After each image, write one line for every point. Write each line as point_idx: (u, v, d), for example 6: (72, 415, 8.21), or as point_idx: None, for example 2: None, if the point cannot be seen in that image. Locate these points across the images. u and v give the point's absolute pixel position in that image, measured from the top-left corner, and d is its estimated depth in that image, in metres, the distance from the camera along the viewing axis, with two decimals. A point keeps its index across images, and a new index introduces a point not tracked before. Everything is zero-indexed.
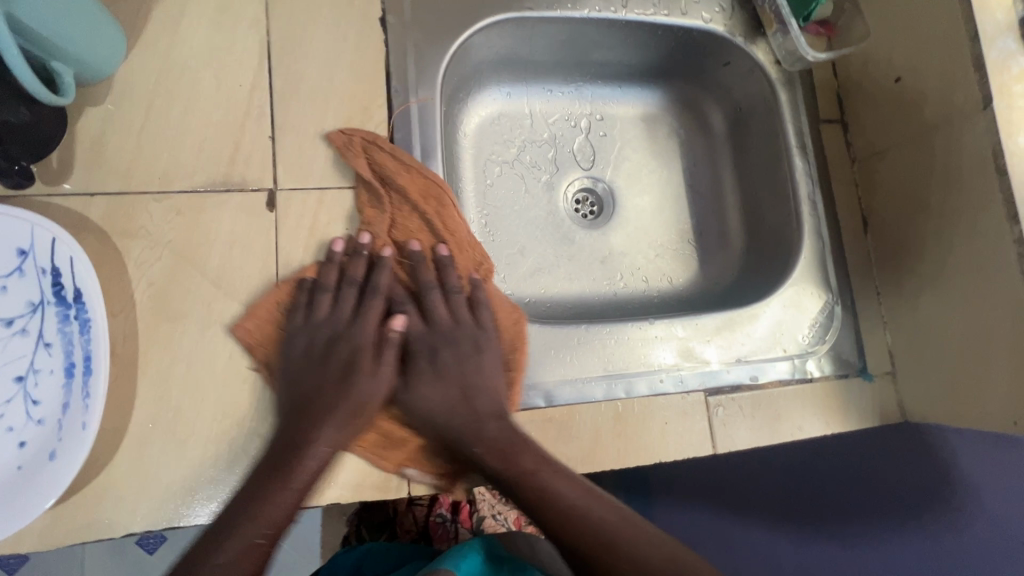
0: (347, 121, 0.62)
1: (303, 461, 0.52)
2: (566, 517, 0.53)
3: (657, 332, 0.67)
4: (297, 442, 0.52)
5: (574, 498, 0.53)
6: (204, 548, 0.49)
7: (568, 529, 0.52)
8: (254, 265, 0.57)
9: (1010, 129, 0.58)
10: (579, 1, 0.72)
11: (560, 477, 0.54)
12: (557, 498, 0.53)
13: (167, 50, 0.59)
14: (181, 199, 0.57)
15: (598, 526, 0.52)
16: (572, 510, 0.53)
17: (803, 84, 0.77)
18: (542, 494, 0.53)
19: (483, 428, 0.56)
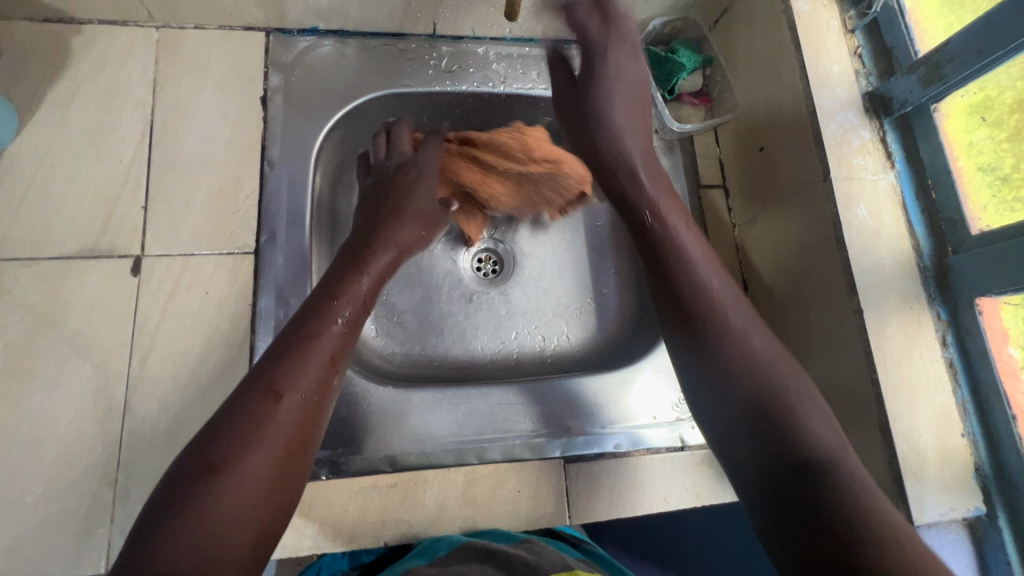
0: (219, 190, 0.67)
1: (318, 327, 0.52)
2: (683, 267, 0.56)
3: (517, 398, 0.67)
4: (339, 295, 0.56)
5: (706, 270, 0.56)
6: (263, 400, 0.46)
7: (737, 357, 0.50)
8: (112, 327, 0.60)
9: (848, 200, 0.59)
10: (457, 78, 0.77)
11: (710, 271, 0.56)
12: (699, 278, 0.55)
13: (56, 130, 0.65)
14: (49, 264, 0.61)
15: (736, 328, 0.52)
16: (715, 298, 0.54)
17: (684, 151, 0.79)
18: (677, 247, 0.58)
19: (680, 240, 0.58)
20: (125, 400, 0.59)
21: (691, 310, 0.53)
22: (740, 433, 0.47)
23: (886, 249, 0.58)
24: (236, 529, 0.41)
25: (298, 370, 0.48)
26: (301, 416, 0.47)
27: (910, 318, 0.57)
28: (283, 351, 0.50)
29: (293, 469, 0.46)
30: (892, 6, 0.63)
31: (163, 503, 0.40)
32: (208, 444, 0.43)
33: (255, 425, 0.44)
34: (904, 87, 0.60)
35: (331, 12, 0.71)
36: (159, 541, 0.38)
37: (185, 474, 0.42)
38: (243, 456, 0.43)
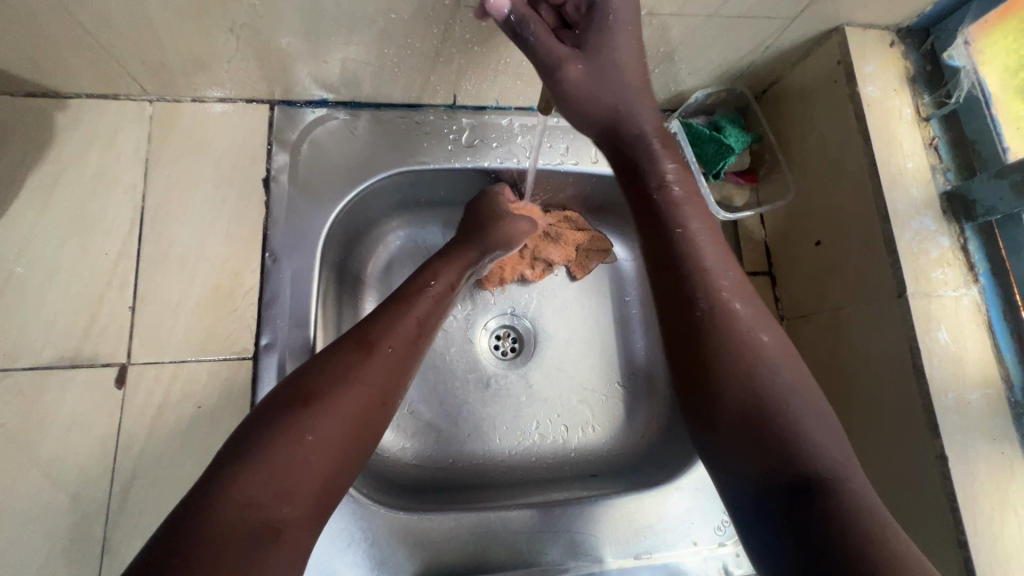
0: (216, 287, 0.60)
1: (414, 313, 0.55)
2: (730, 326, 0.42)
3: (544, 524, 0.60)
4: (450, 254, 0.64)
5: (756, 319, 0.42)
6: (368, 341, 0.50)
7: (739, 387, 0.40)
8: (92, 449, 0.54)
9: (927, 322, 0.52)
10: (478, 153, 0.70)
11: (756, 327, 0.42)
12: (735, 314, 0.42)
13: (36, 221, 0.59)
14: (22, 377, 0.54)
15: (802, 427, 0.38)
16: (763, 358, 0.40)
17: (727, 234, 0.72)
18: (735, 321, 0.42)
19: (759, 344, 0.41)
20: (105, 536, 0.52)
21: (732, 410, 0.39)
22: (788, 491, 0.36)
23: (971, 381, 0.51)
24: (304, 447, 0.41)
25: (402, 319, 0.53)
26: (363, 385, 0.46)
27: (1002, 466, 0.49)
28: (365, 333, 0.50)
29: (359, 442, 0.45)
30: (977, 94, 0.56)
31: (259, 426, 0.42)
32: (305, 376, 0.46)
33: (357, 374, 0.47)
34: (990, 192, 0.52)
35: (343, 85, 0.64)
36: (252, 450, 0.40)
37: (278, 399, 0.44)
38: (340, 387, 0.45)
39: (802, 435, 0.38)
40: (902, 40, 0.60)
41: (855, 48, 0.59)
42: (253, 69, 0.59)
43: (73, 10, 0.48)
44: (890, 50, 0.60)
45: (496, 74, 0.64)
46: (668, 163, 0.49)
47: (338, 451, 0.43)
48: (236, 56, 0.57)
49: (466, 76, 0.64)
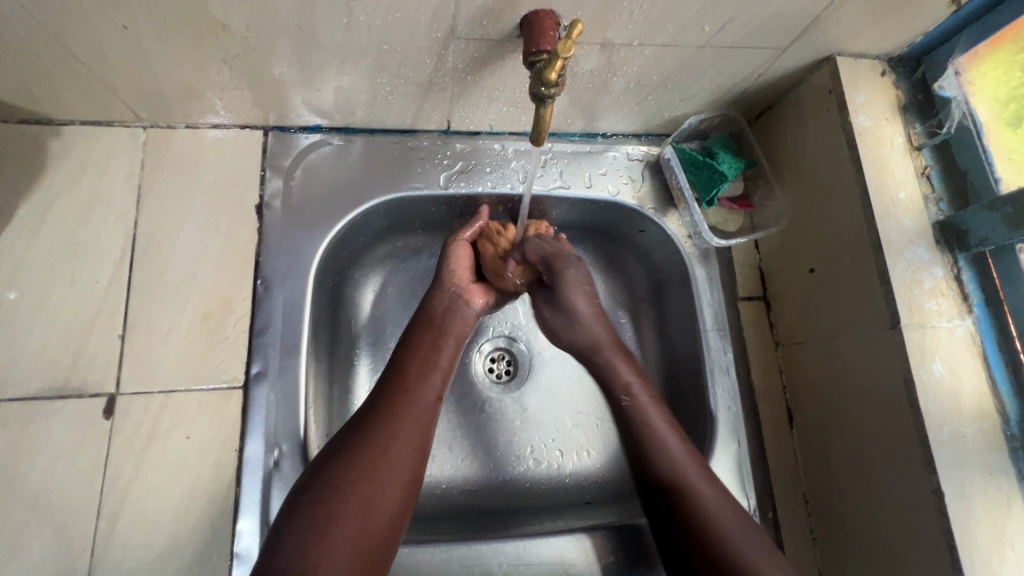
0: (206, 314, 0.60)
1: (411, 403, 0.54)
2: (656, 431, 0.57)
3: (538, 557, 0.59)
4: (443, 332, 0.62)
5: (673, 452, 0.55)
6: (370, 444, 0.50)
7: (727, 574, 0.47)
8: (78, 481, 0.53)
9: (921, 354, 0.52)
10: (472, 179, 0.70)
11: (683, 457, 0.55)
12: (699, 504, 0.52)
13: (27, 248, 0.58)
14: (10, 408, 0.54)
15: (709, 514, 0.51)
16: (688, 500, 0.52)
17: (721, 258, 0.72)
18: (657, 432, 0.57)
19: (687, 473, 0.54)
20: (89, 572, 0.51)
21: (678, 534, 0.51)
22: (685, 560, 0.50)
23: (967, 415, 0.51)
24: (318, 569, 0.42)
25: (402, 418, 0.53)
26: (376, 480, 0.48)
27: (1000, 503, 0.49)
28: (370, 431, 0.51)
29: (373, 555, 0.46)
30: (968, 125, 0.56)
31: (271, 553, 0.44)
32: (311, 494, 0.47)
33: (355, 489, 0.47)
34: (985, 223, 0.53)
35: (337, 112, 0.64)
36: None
37: (286, 521, 0.45)
38: (338, 507, 0.46)
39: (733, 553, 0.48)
40: (894, 70, 0.61)
41: (847, 77, 0.59)
42: (246, 96, 0.60)
43: (67, 42, 0.48)
44: (882, 79, 0.60)
45: (490, 101, 0.64)
46: (627, 373, 0.62)
47: (351, 573, 0.44)
48: (230, 84, 0.57)
49: (460, 103, 0.64)
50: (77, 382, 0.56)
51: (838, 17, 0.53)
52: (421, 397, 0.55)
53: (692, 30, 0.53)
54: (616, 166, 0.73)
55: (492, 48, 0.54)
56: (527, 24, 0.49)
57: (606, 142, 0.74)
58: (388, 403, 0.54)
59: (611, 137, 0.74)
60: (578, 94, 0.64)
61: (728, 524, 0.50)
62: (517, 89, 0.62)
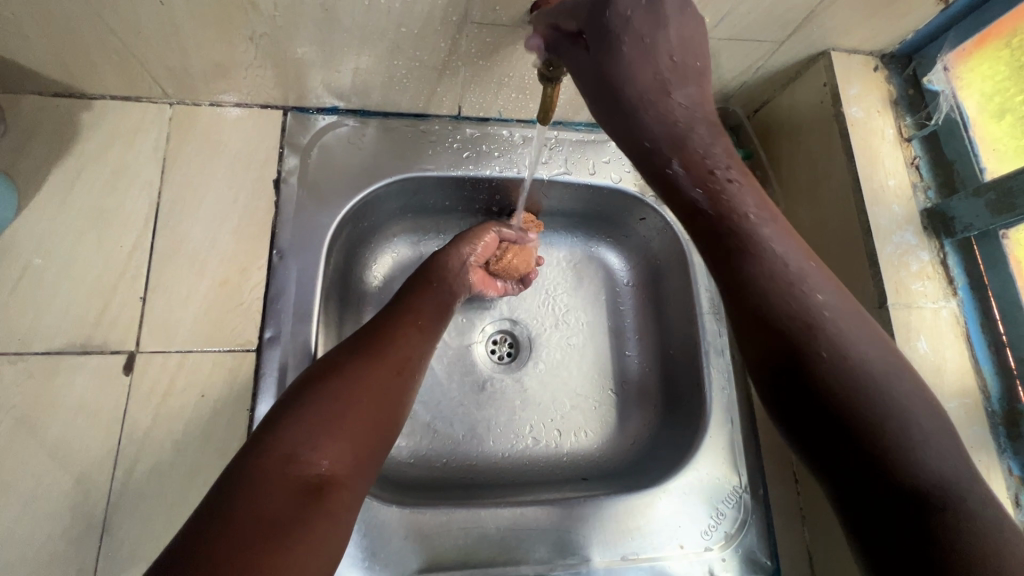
0: (224, 281, 0.62)
1: (421, 309, 0.60)
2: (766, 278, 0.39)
3: (534, 523, 0.61)
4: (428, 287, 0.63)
5: (822, 304, 0.38)
6: (365, 367, 0.49)
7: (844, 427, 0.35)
8: (97, 432, 0.56)
9: (906, 332, 0.54)
10: (480, 162, 0.73)
11: (817, 287, 0.39)
12: (854, 356, 0.36)
13: (57, 213, 0.61)
14: (36, 361, 0.57)
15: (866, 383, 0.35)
16: (850, 364, 0.35)
17: None
18: (755, 245, 0.40)
19: (815, 306, 0.38)
20: (105, 518, 0.54)
21: (805, 407, 0.36)
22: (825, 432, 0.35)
23: (949, 390, 0.53)
24: (339, 411, 0.44)
25: (393, 351, 0.53)
26: (369, 394, 0.47)
27: (979, 475, 0.51)
28: (370, 356, 0.51)
29: (386, 422, 0.47)
30: (955, 117, 0.59)
31: (290, 401, 0.45)
32: (327, 364, 0.49)
33: (377, 363, 0.50)
34: (969, 210, 0.55)
35: (353, 94, 0.67)
36: (285, 415, 0.43)
37: (304, 380, 0.48)
38: (356, 373, 0.48)
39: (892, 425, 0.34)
40: (886, 66, 0.63)
41: (840, 71, 0.62)
42: (269, 75, 0.63)
43: (106, 16, 0.52)
44: (875, 74, 0.63)
45: (500, 87, 0.67)
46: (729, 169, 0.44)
47: (366, 426, 0.45)
48: (254, 63, 0.61)
49: (471, 87, 0.67)
50: (100, 339, 0.58)
51: (832, 12, 0.56)
52: (427, 304, 0.61)
53: None
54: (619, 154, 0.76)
55: (504, 34, 0.57)
56: (535, 12, 0.52)
57: None
58: (401, 308, 0.59)
59: None
60: None
61: (849, 378, 0.35)
62: (526, 76, 0.65)
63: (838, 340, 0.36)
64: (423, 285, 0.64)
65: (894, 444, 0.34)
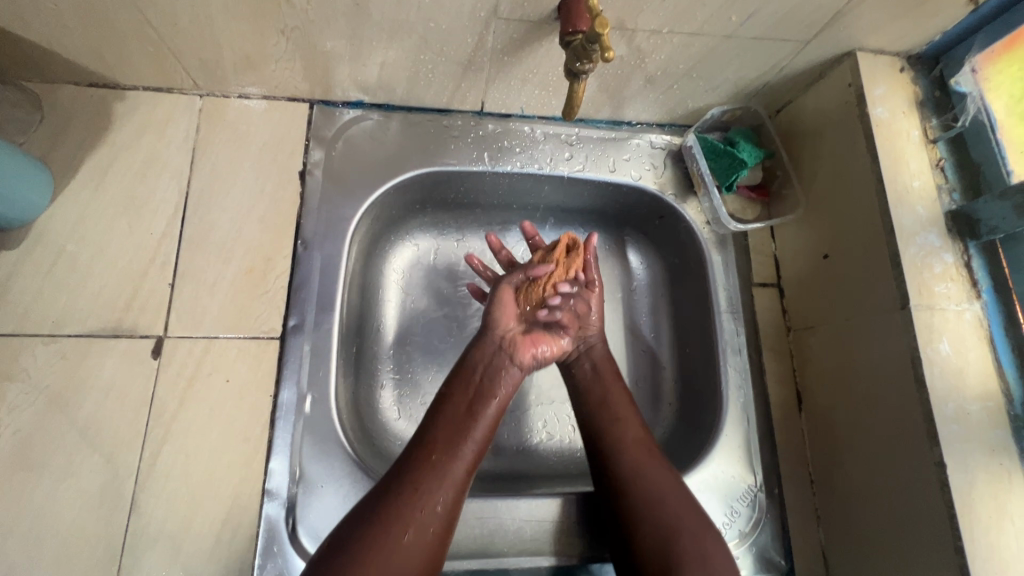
0: (249, 270, 0.64)
1: (482, 405, 0.55)
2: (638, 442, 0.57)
3: (549, 516, 0.62)
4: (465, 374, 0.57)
5: (661, 474, 0.55)
6: (398, 514, 0.46)
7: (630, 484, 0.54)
8: (126, 413, 0.57)
9: (929, 334, 0.54)
10: (502, 157, 0.74)
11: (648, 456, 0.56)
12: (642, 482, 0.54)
13: (90, 199, 0.63)
14: (68, 343, 0.58)
15: (676, 514, 0.52)
16: (638, 460, 0.56)
17: (738, 244, 0.74)
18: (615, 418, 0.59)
19: (642, 474, 0.55)
20: (132, 497, 0.55)
21: (617, 508, 0.54)
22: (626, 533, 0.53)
23: (971, 393, 0.53)
24: (378, 566, 0.44)
25: (436, 479, 0.49)
26: (404, 545, 0.45)
27: (1002, 479, 0.50)
28: (404, 492, 0.48)
29: (435, 551, 0.47)
30: (983, 119, 0.58)
31: (337, 545, 0.45)
32: (375, 496, 0.49)
33: (424, 482, 0.48)
34: (995, 212, 0.55)
35: (379, 88, 0.68)
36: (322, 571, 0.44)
37: (352, 518, 0.48)
38: (400, 505, 0.47)
39: (667, 523, 0.51)
40: (912, 67, 0.63)
41: (866, 72, 0.62)
42: (298, 69, 0.64)
43: (145, 8, 0.53)
44: (901, 75, 0.63)
45: (524, 84, 0.68)
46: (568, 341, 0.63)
47: (414, 571, 0.45)
48: (284, 56, 0.62)
49: (495, 84, 0.68)
50: (129, 323, 0.60)
51: (859, 12, 0.56)
52: (480, 391, 0.56)
53: (718, 19, 0.57)
54: (639, 152, 0.77)
55: (530, 30, 0.58)
56: (563, 8, 0.53)
57: (630, 129, 0.77)
58: (454, 402, 0.55)
59: (635, 125, 0.77)
60: (608, 79, 0.67)
61: (656, 493, 0.54)
62: (550, 73, 0.66)
63: (655, 512, 0.52)
64: (477, 360, 0.58)
65: (656, 502, 0.53)
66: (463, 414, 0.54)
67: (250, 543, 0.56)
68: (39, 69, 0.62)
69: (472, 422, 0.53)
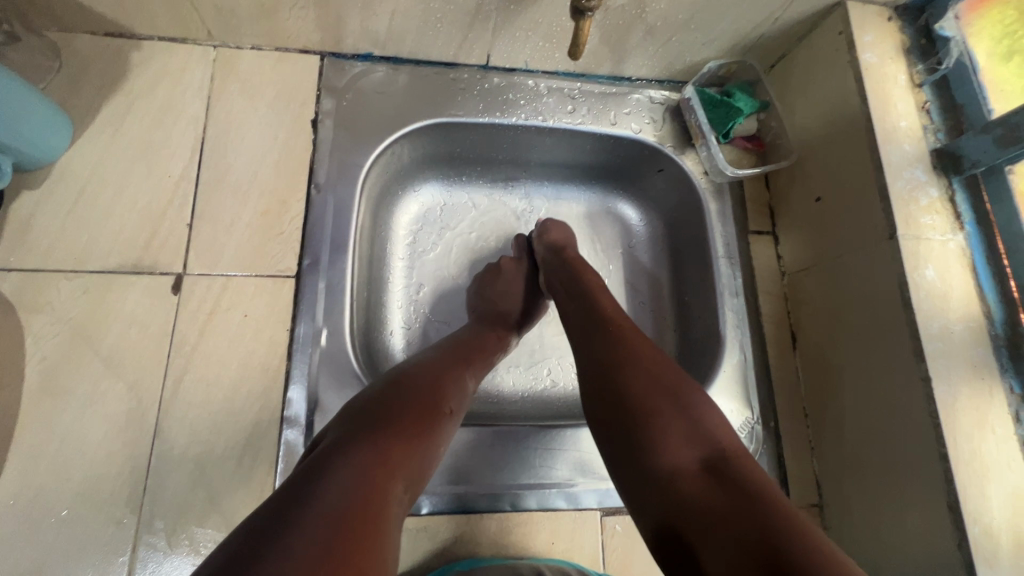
0: (265, 212, 0.66)
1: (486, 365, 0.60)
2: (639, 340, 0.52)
3: (555, 444, 0.63)
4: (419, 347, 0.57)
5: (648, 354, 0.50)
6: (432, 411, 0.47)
7: (634, 381, 0.47)
8: (148, 345, 0.59)
9: (915, 261, 0.57)
10: (507, 109, 0.76)
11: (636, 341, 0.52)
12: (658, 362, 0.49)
13: (109, 144, 0.65)
14: (91, 278, 0.60)
15: (674, 383, 0.47)
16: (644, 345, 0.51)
17: (734, 194, 0.78)
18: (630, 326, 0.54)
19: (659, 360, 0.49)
20: (156, 422, 0.57)
21: (615, 406, 0.47)
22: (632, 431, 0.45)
23: (954, 314, 0.56)
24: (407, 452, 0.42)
25: (403, 408, 0.45)
26: (369, 462, 0.39)
27: (983, 393, 0.54)
28: (375, 423, 0.42)
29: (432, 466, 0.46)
30: (965, 62, 0.61)
31: (366, 418, 0.43)
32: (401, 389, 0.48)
33: (446, 398, 0.50)
34: (976, 146, 0.58)
35: (388, 39, 0.71)
36: (361, 438, 0.41)
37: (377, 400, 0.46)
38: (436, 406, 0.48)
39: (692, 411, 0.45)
40: (900, 16, 0.66)
41: (856, 19, 0.65)
42: (311, 18, 0.66)
43: None
44: (889, 24, 0.66)
45: (529, 35, 0.70)
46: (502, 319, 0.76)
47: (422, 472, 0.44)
48: (298, 5, 0.64)
49: (500, 35, 0.70)
50: (149, 261, 0.62)
51: None
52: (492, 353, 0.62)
53: None
54: (639, 107, 0.79)
55: None
56: None
57: (631, 85, 0.80)
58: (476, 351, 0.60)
59: (636, 81, 0.80)
60: (609, 30, 0.69)
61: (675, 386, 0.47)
62: (554, 23, 0.68)
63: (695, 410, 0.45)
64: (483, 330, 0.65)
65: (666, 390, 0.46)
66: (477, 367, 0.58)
67: (270, 466, 0.58)
68: (58, 16, 0.64)
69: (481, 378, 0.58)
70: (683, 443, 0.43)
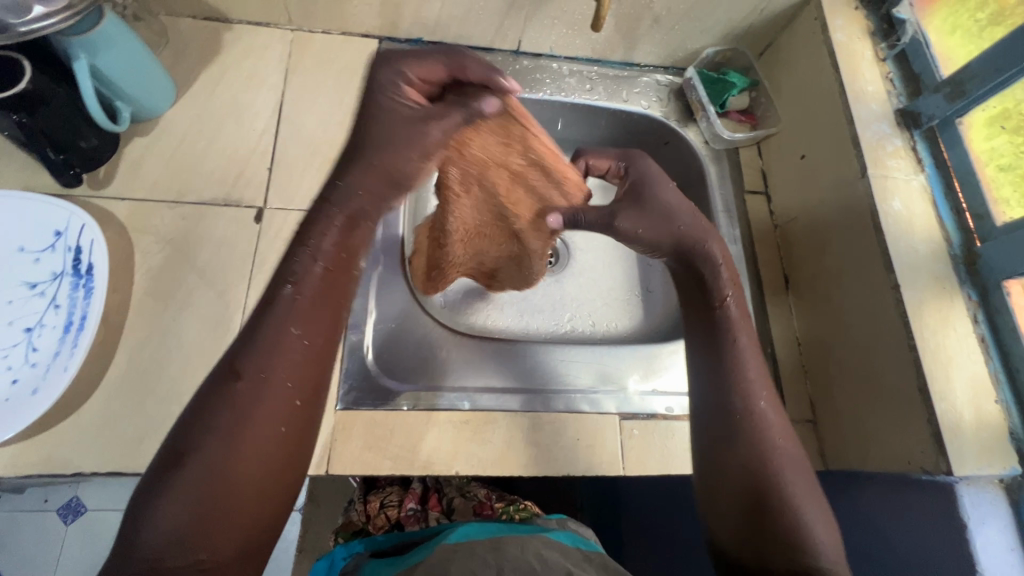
0: (331, 161, 0.78)
1: (335, 292, 0.49)
2: (762, 422, 0.54)
3: (580, 357, 0.74)
4: (301, 254, 0.48)
5: (782, 440, 0.54)
6: (232, 422, 0.43)
7: (748, 487, 0.52)
8: (235, 262, 0.70)
9: (884, 193, 0.68)
10: (534, 86, 0.89)
11: (776, 424, 0.55)
12: (775, 456, 0.53)
13: (204, 104, 0.78)
14: (189, 208, 0.72)
15: (788, 482, 0.52)
16: (756, 417, 0.55)
17: (731, 161, 0.89)
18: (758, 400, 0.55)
19: (777, 454, 0.53)
20: (240, 324, 0.67)
21: (721, 516, 0.53)
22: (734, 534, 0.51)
23: (918, 236, 0.66)
24: (217, 485, 0.42)
25: (196, 443, 0.43)
26: (192, 513, 0.41)
27: (944, 299, 0.63)
28: (180, 465, 0.42)
29: (280, 456, 0.45)
30: (919, 39, 0.74)
31: (168, 459, 0.43)
32: (191, 419, 0.44)
33: (245, 402, 0.44)
34: (931, 103, 0.70)
35: (436, 26, 0.84)
36: (162, 484, 0.42)
37: (176, 436, 0.44)
38: (233, 416, 0.43)
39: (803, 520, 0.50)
40: (865, 6, 0.79)
41: (828, 8, 0.78)
42: (375, 6, 0.80)
43: None
44: (856, 11, 0.79)
45: (553, 22, 0.84)
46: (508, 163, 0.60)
47: (261, 476, 0.44)
48: None
49: (530, 21, 0.83)
50: (234, 196, 0.73)
51: None
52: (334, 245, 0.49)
53: None
54: (648, 88, 0.92)
55: None
56: None
57: (641, 70, 0.93)
58: (314, 271, 0.48)
59: (645, 67, 0.93)
60: (623, 18, 0.83)
61: (790, 491, 0.51)
62: (576, 11, 0.82)
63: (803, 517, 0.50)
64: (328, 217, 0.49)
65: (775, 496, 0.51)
66: (306, 305, 0.47)
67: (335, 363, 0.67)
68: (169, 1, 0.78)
69: (313, 314, 0.47)
70: (782, 545, 0.49)
